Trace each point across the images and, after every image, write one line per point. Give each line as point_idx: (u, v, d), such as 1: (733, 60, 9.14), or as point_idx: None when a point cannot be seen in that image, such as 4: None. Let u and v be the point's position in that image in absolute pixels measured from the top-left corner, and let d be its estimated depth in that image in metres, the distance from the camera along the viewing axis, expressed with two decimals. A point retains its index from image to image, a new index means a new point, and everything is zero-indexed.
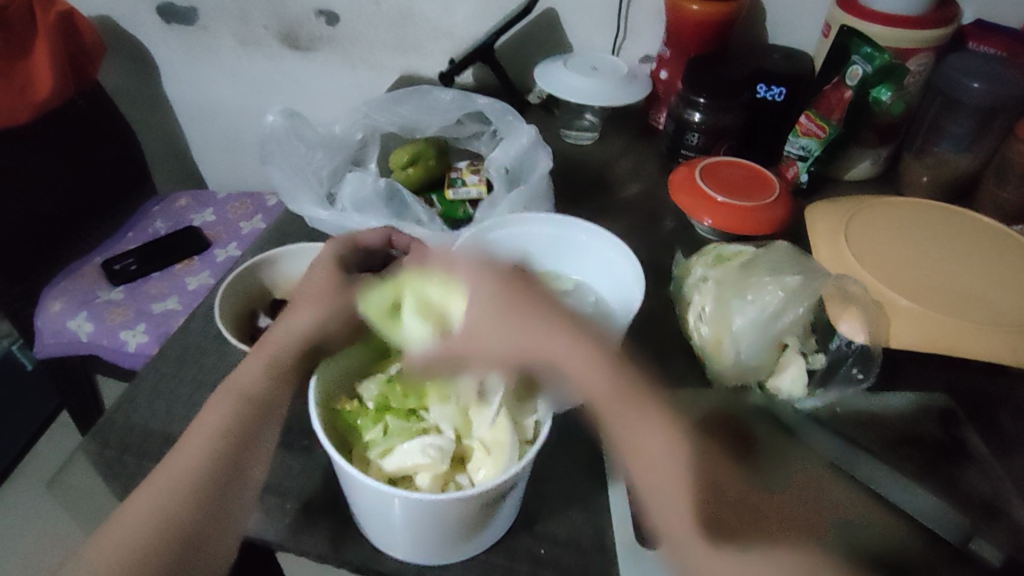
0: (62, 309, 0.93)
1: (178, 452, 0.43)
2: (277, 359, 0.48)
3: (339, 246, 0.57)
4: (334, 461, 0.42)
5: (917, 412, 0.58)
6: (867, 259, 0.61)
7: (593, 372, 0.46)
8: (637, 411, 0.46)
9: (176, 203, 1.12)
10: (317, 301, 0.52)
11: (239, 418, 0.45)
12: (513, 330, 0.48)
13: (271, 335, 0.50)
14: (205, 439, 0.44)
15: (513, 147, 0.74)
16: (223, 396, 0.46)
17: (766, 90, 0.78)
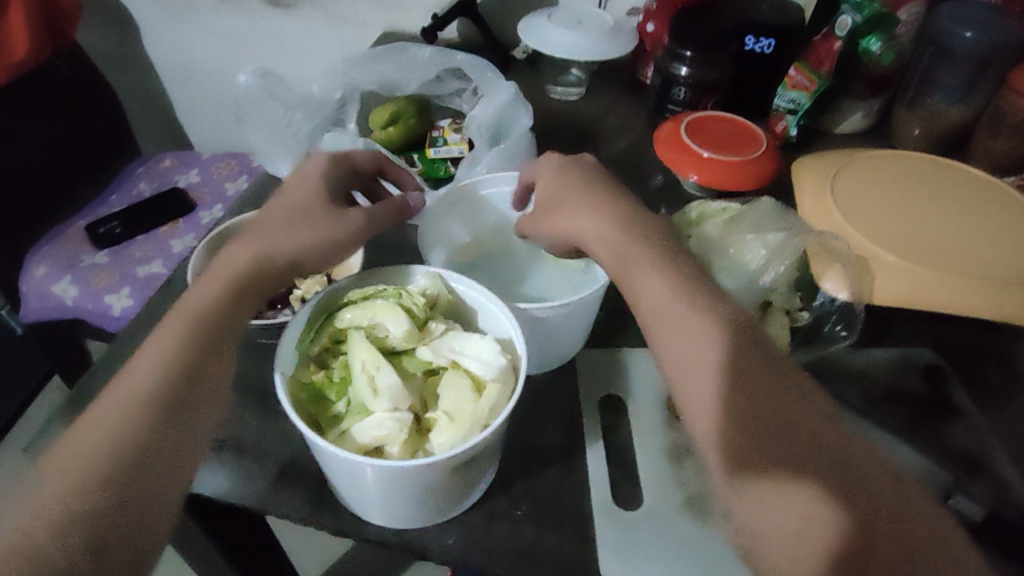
0: (46, 274, 0.93)
1: (126, 380, 0.41)
2: (229, 287, 0.47)
3: (325, 158, 0.56)
4: (300, 432, 0.42)
5: (902, 369, 0.59)
6: (850, 214, 0.60)
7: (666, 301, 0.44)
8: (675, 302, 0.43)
9: (160, 164, 1.09)
10: (291, 216, 0.52)
11: (193, 351, 0.43)
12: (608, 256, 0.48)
13: (231, 248, 0.50)
14: (154, 368, 0.42)
15: (492, 104, 0.70)
16: (177, 312, 0.45)
17: (755, 42, 0.76)
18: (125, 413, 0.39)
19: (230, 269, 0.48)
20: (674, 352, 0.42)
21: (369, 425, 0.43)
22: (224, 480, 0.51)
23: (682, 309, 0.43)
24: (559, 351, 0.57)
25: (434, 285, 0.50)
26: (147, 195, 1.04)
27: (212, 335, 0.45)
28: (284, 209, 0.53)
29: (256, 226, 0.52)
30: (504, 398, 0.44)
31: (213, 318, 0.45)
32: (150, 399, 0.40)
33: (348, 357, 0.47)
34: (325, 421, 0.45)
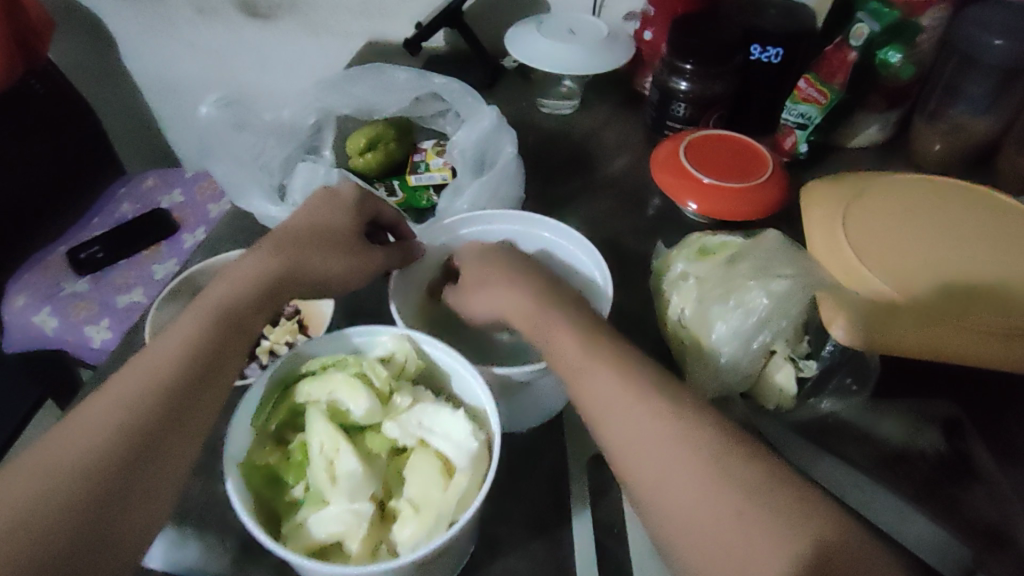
0: (25, 305, 0.89)
1: (86, 418, 0.39)
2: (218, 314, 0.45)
3: (355, 191, 0.55)
4: (245, 530, 0.37)
5: (918, 424, 0.54)
6: (864, 251, 0.54)
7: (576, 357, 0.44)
8: (604, 365, 0.42)
9: (143, 184, 1.06)
10: (310, 243, 0.51)
11: (165, 390, 0.41)
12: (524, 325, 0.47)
13: (254, 256, 0.50)
14: (118, 404, 0.40)
15: (472, 130, 0.65)
16: (197, 307, 0.46)
17: (761, 52, 0.70)
18: (83, 456, 0.37)
19: (246, 282, 0.48)
20: (606, 415, 0.41)
21: (324, 519, 0.38)
22: (182, 559, 0.47)
23: (608, 373, 0.42)
24: (545, 407, 0.51)
25: (401, 348, 0.45)
26: (130, 217, 1.01)
27: (188, 375, 0.42)
28: (308, 232, 0.52)
29: (278, 237, 0.51)
30: (475, 486, 0.39)
31: (197, 353, 0.43)
32: (110, 440, 0.38)
33: (306, 436, 0.42)
34: (280, 510, 0.40)
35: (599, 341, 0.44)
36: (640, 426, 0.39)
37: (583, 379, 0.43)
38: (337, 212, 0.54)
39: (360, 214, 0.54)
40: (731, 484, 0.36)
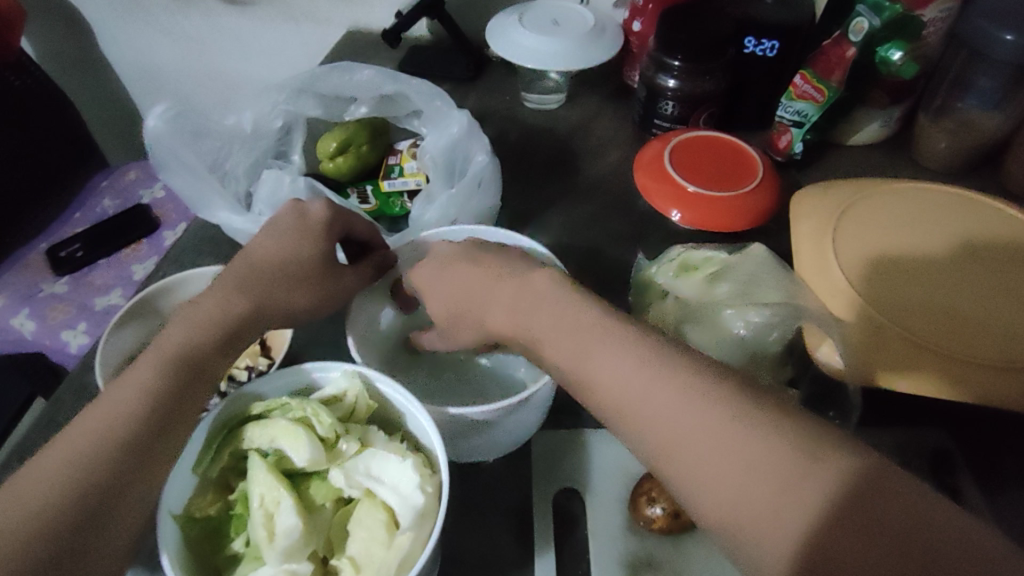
0: (3, 306, 0.87)
1: (20, 487, 0.35)
2: (178, 357, 0.41)
3: (327, 210, 0.49)
4: None
5: (905, 455, 0.50)
6: (855, 271, 0.51)
7: (569, 312, 0.40)
8: (618, 343, 0.38)
9: (125, 176, 1.04)
10: (270, 275, 0.47)
11: (123, 441, 0.37)
12: (511, 309, 0.43)
13: (214, 295, 0.45)
14: (66, 462, 0.36)
15: (442, 137, 0.62)
16: (150, 355, 0.41)
17: (755, 44, 0.66)
18: (29, 523, 0.34)
19: (203, 324, 0.43)
20: (648, 402, 0.35)
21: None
22: None
23: (637, 357, 0.37)
24: (511, 439, 0.49)
25: (352, 388, 0.43)
26: (111, 212, 1.00)
27: (149, 423, 0.38)
28: (271, 265, 0.47)
29: (242, 272, 0.47)
30: (418, 547, 0.36)
31: (158, 399, 0.39)
32: (60, 501, 0.35)
33: (248, 484, 0.40)
34: (222, 566, 0.40)
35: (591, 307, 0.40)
36: (652, 381, 0.35)
37: (593, 358, 0.38)
38: (303, 240, 0.48)
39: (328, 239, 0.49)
40: (773, 451, 0.31)
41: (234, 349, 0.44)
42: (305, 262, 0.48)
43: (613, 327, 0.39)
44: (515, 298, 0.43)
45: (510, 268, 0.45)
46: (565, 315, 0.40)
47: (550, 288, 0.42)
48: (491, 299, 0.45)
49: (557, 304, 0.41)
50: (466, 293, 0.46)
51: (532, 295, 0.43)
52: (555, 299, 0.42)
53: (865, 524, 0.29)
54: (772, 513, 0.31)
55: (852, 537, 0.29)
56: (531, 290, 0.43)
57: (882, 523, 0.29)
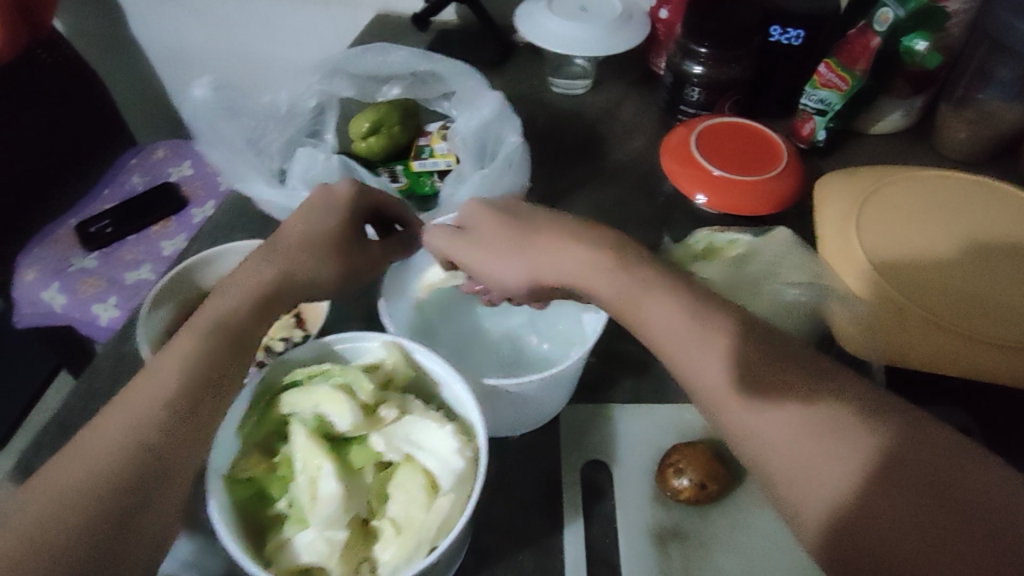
0: (36, 280, 0.90)
1: (79, 456, 0.35)
2: (219, 325, 0.42)
3: (351, 187, 0.51)
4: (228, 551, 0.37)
5: None
6: (877, 256, 0.52)
7: (615, 274, 0.40)
8: (673, 309, 0.38)
9: (153, 155, 1.06)
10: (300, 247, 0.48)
11: (166, 401, 0.38)
12: (547, 254, 0.42)
13: (257, 263, 0.46)
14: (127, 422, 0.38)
15: (474, 117, 0.64)
16: (199, 326, 0.42)
17: (780, 33, 0.67)
18: (88, 486, 0.34)
19: (246, 293, 0.44)
20: (696, 372, 0.37)
21: (306, 544, 0.39)
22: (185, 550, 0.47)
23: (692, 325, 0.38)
24: (543, 410, 0.50)
25: (390, 356, 0.45)
26: (140, 189, 1.02)
27: (194, 386, 0.39)
28: (307, 234, 0.48)
29: (281, 240, 0.48)
30: (455, 511, 0.38)
31: (206, 363, 0.40)
32: (120, 465, 0.35)
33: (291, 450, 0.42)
34: (268, 528, 0.41)
35: (633, 272, 0.40)
36: (699, 356, 0.37)
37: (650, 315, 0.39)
38: (329, 214, 0.50)
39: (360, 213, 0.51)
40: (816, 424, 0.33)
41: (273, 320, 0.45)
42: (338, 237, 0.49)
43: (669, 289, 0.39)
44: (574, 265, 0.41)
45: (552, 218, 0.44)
46: (609, 270, 0.40)
47: (594, 238, 0.42)
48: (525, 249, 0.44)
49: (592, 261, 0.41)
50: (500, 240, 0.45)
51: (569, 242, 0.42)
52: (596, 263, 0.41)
53: (897, 486, 0.31)
54: (816, 482, 0.32)
55: (891, 503, 0.31)
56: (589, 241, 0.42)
57: (917, 484, 0.31)
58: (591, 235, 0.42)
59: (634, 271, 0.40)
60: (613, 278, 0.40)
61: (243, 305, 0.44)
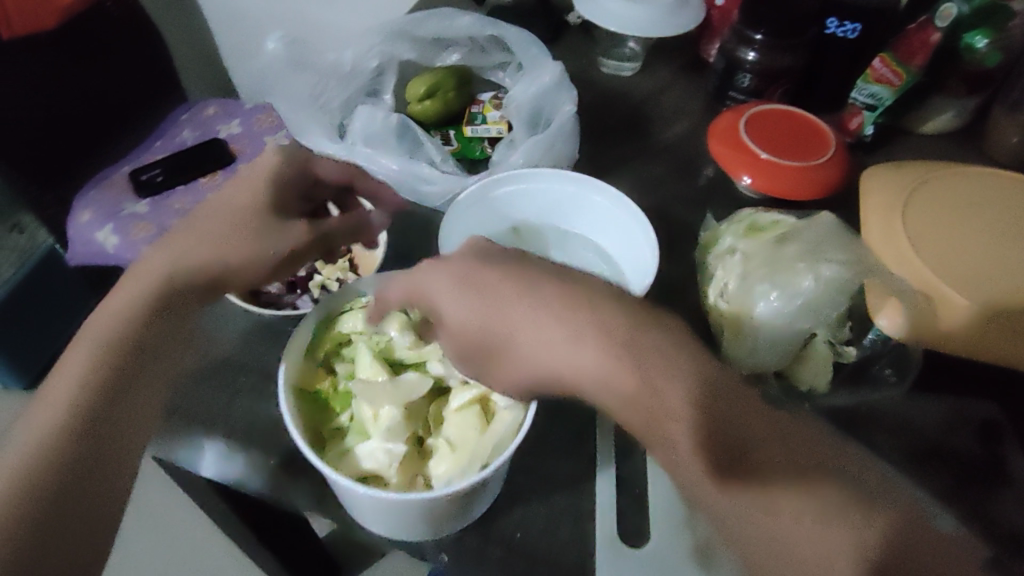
0: (91, 220, 0.93)
1: (65, 370, 0.42)
2: (109, 340, 0.43)
3: (273, 160, 0.53)
4: (301, 451, 0.40)
5: (953, 424, 0.51)
6: (921, 241, 0.52)
7: (623, 376, 0.35)
8: (673, 385, 0.34)
9: (204, 112, 1.09)
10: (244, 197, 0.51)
11: (76, 390, 0.41)
12: (544, 355, 0.38)
13: (158, 250, 0.48)
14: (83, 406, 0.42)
15: (533, 84, 0.66)
16: (162, 252, 0.47)
17: (837, 26, 0.68)
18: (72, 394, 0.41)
19: (155, 277, 0.46)
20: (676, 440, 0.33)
21: (370, 450, 0.41)
22: (239, 466, 0.50)
23: (670, 388, 0.34)
24: None
25: None
26: (190, 143, 1.05)
27: (161, 304, 0.46)
28: (232, 207, 0.50)
29: (199, 220, 0.50)
30: (509, 432, 0.41)
31: (169, 281, 0.46)
32: (103, 371, 0.43)
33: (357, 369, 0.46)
34: (328, 438, 0.44)
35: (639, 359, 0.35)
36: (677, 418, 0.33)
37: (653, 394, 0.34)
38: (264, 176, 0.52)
39: (287, 184, 0.52)
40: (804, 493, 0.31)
41: (220, 281, 0.49)
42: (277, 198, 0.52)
43: (668, 360, 0.35)
44: (578, 367, 0.36)
45: (539, 297, 0.38)
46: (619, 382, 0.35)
47: (601, 328, 0.36)
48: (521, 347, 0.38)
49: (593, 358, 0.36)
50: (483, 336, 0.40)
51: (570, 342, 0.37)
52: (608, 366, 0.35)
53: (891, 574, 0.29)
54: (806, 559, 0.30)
55: None
56: (599, 337, 0.36)
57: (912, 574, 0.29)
58: (595, 319, 0.36)
59: (642, 360, 0.35)
60: (612, 377, 0.35)
61: (212, 233, 0.48)
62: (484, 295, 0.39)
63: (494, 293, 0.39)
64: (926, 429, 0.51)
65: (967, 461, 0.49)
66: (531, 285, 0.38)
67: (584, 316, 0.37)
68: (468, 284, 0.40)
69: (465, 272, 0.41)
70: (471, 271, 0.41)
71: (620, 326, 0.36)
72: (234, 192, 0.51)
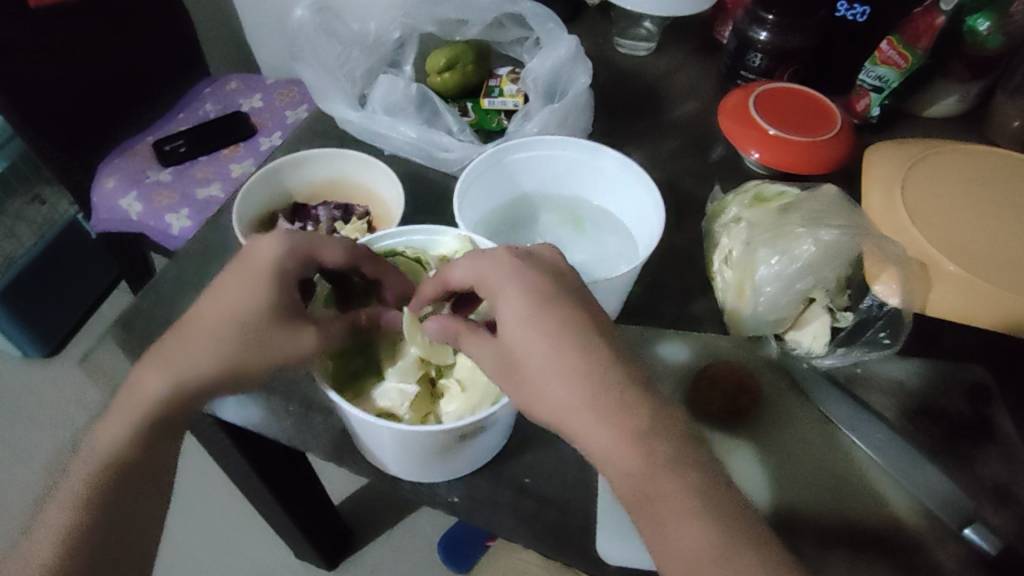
0: (114, 188, 0.96)
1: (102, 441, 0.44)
2: (133, 429, 0.43)
3: (268, 261, 0.44)
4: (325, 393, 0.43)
5: (944, 385, 0.55)
6: (918, 211, 0.54)
7: (625, 452, 0.36)
8: (668, 468, 0.36)
9: (226, 87, 1.12)
10: (241, 313, 0.43)
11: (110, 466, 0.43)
12: (566, 408, 0.37)
13: (151, 365, 0.44)
14: (105, 465, 0.43)
15: (549, 57, 0.68)
16: (171, 350, 0.44)
17: (847, 8, 0.70)
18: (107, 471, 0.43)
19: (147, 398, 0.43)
20: (656, 493, 0.36)
21: (386, 393, 0.45)
22: (260, 411, 0.53)
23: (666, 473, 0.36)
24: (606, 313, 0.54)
25: (462, 248, 0.50)
26: (212, 116, 1.07)
27: (178, 401, 0.44)
28: (220, 318, 0.43)
29: (200, 330, 0.43)
30: None
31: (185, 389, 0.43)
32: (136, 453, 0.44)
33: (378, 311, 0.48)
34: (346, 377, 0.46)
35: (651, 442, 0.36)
36: (659, 481, 0.36)
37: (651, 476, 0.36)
38: (262, 287, 0.43)
39: (288, 283, 0.44)
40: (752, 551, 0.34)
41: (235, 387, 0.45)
42: (280, 306, 0.43)
43: (671, 449, 0.36)
44: (587, 432, 0.37)
45: (586, 357, 0.38)
46: (622, 463, 0.36)
47: (627, 408, 0.37)
48: (542, 401, 0.38)
49: (604, 433, 0.36)
50: (508, 381, 0.40)
51: (587, 417, 0.37)
52: (618, 437, 0.36)
53: None
54: None
55: None
56: (617, 421, 0.36)
57: None
58: (620, 399, 0.37)
59: (645, 434, 0.36)
60: (614, 451, 0.36)
61: (218, 350, 0.43)
62: (537, 334, 0.38)
63: (539, 338, 0.38)
64: (918, 389, 0.54)
65: (956, 420, 0.53)
66: (579, 350, 0.38)
67: (611, 396, 0.37)
68: (528, 323, 0.39)
69: (518, 309, 0.39)
70: (532, 305, 0.39)
71: (636, 409, 0.37)
72: (230, 296, 0.43)
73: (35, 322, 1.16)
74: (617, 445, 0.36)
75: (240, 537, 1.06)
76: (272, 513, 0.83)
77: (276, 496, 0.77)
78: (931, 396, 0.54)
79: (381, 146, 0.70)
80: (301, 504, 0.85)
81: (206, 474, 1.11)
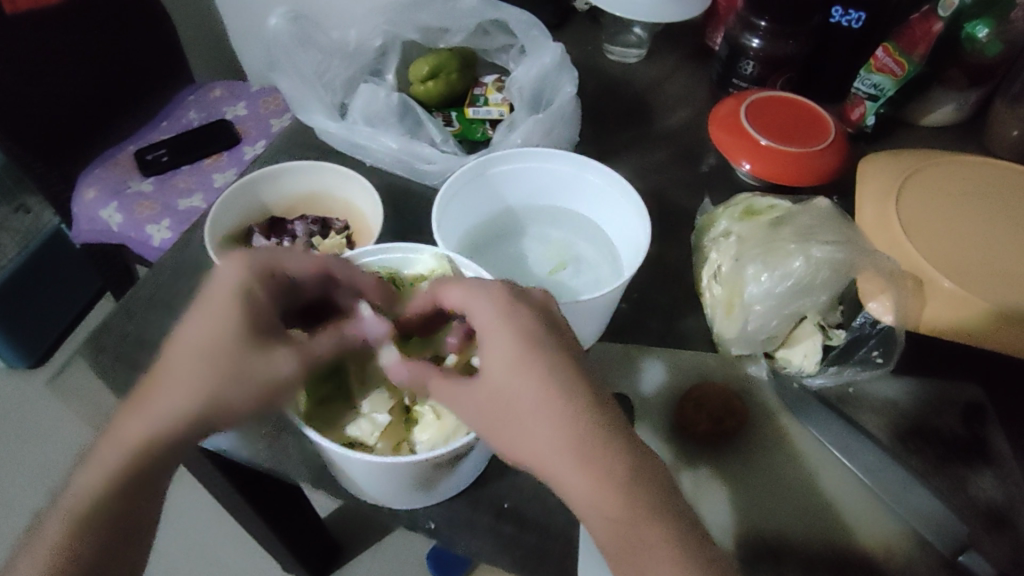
0: (95, 198, 0.94)
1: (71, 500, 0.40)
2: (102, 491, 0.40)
3: (234, 282, 0.42)
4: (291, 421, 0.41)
5: (937, 404, 0.52)
6: (913, 226, 0.52)
7: (607, 500, 0.35)
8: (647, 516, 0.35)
9: (210, 94, 1.10)
10: (214, 341, 0.40)
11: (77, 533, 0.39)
12: (551, 451, 0.36)
13: (121, 421, 0.40)
14: (65, 517, 0.40)
15: (534, 66, 0.67)
16: (145, 401, 0.40)
17: (842, 14, 0.68)
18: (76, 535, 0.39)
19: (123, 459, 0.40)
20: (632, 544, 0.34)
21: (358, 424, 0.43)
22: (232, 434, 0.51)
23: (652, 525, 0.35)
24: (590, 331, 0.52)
25: (439, 267, 0.49)
26: (196, 124, 1.05)
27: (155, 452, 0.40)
28: (195, 349, 0.40)
29: (172, 368, 0.40)
30: None
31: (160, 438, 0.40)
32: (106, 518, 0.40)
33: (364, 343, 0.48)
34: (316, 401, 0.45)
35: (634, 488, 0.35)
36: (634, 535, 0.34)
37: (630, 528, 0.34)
38: (232, 313, 0.41)
39: (257, 305, 0.42)
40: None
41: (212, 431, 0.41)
42: (252, 330, 0.41)
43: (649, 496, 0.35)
44: (569, 481, 0.35)
45: (573, 398, 0.36)
46: (605, 511, 0.35)
47: (609, 453, 0.35)
48: (522, 446, 0.37)
49: (578, 481, 0.35)
50: (486, 424, 0.38)
51: (571, 463, 0.35)
52: (598, 481, 0.35)
53: None
54: None
55: None
56: (597, 469, 0.35)
57: None
58: (605, 445, 0.35)
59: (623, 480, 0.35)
60: (596, 498, 0.35)
61: (196, 384, 0.40)
62: (527, 375, 0.37)
63: (530, 381, 0.37)
64: (909, 408, 0.52)
65: (950, 439, 0.50)
66: (565, 390, 0.36)
67: (596, 441, 0.35)
68: (522, 365, 0.37)
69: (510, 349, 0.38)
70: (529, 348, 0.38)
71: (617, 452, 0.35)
72: (199, 330, 0.41)
73: (19, 334, 1.14)
74: (597, 489, 0.35)
75: (228, 552, 1.04)
76: (258, 531, 0.81)
77: (261, 516, 0.75)
78: (924, 416, 0.51)
79: (364, 159, 0.68)
80: (288, 522, 0.83)
81: (195, 487, 1.09)
